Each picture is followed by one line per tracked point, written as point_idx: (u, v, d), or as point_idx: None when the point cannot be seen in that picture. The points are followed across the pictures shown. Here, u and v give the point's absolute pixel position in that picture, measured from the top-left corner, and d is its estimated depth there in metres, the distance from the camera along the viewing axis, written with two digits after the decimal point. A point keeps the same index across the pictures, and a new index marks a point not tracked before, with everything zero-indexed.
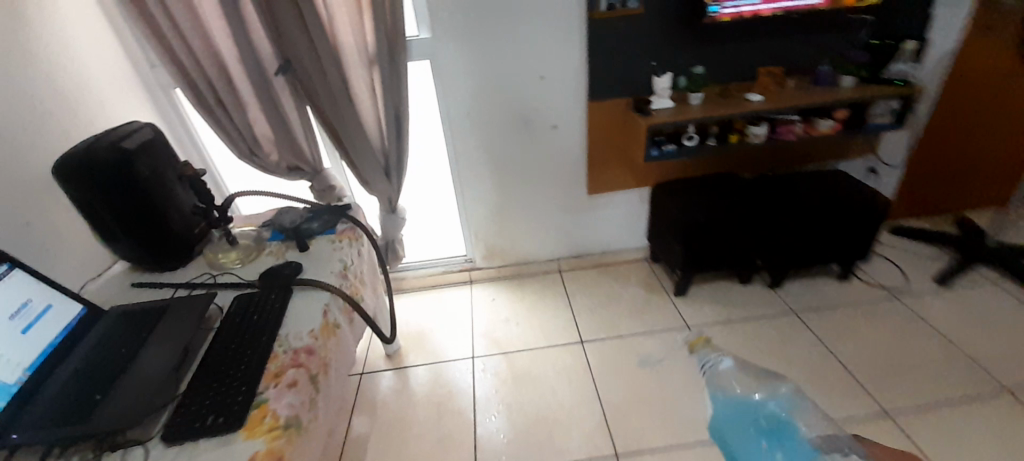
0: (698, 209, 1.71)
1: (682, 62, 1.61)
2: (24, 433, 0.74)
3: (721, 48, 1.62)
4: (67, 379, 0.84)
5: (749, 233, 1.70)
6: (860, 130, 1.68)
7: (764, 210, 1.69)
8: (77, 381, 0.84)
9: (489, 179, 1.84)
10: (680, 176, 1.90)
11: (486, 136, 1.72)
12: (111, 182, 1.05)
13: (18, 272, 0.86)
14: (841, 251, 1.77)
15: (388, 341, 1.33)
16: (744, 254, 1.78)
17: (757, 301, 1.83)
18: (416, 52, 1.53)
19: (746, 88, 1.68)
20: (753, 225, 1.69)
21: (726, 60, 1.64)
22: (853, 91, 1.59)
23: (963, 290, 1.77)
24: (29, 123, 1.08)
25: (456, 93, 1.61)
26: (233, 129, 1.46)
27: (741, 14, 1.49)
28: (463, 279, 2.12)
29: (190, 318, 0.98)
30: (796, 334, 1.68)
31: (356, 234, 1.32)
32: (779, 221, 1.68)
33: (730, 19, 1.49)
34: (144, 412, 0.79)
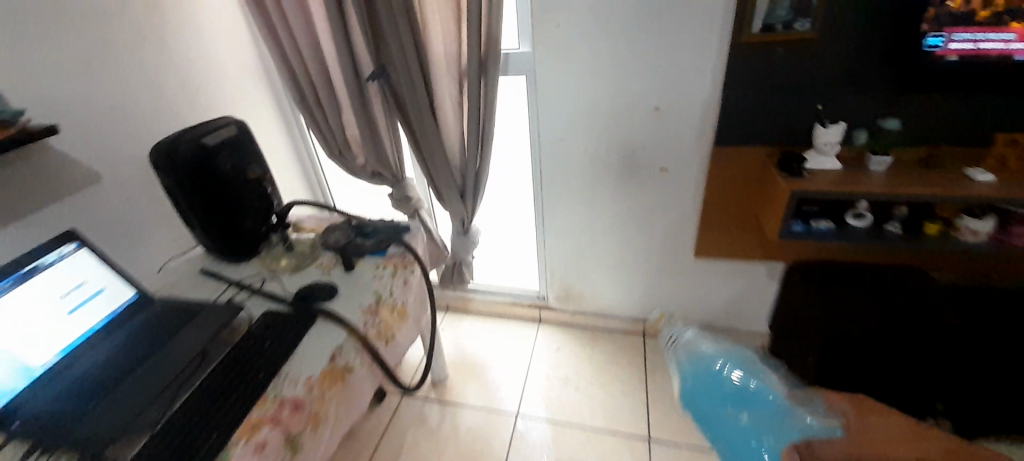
0: (849, 312, 1.24)
1: (866, 110, 1.16)
2: (23, 424, 0.77)
3: (937, 98, 1.11)
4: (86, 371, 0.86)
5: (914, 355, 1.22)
6: None
7: (956, 340, 1.17)
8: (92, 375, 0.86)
9: (577, 216, 1.59)
10: (834, 258, 1.41)
11: (581, 168, 1.48)
12: (188, 176, 1.05)
13: (83, 252, 0.92)
14: None
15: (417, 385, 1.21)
16: (906, 387, 1.27)
17: None
18: (513, 67, 1.36)
19: (971, 160, 1.15)
20: (929, 353, 1.19)
21: (944, 115, 1.13)
22: None
23: None
24: (144, 107, 1.15)
25: (553, 117, 1.40)
26: (326, 129, 1.43)
27: (977, 53, 1.03)
28: (531, 317, 1.91)
29: (209, 330, 0.96)
30: None
31: (405, 261, 1.20)
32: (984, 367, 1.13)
33: (957, 58, 1.04)
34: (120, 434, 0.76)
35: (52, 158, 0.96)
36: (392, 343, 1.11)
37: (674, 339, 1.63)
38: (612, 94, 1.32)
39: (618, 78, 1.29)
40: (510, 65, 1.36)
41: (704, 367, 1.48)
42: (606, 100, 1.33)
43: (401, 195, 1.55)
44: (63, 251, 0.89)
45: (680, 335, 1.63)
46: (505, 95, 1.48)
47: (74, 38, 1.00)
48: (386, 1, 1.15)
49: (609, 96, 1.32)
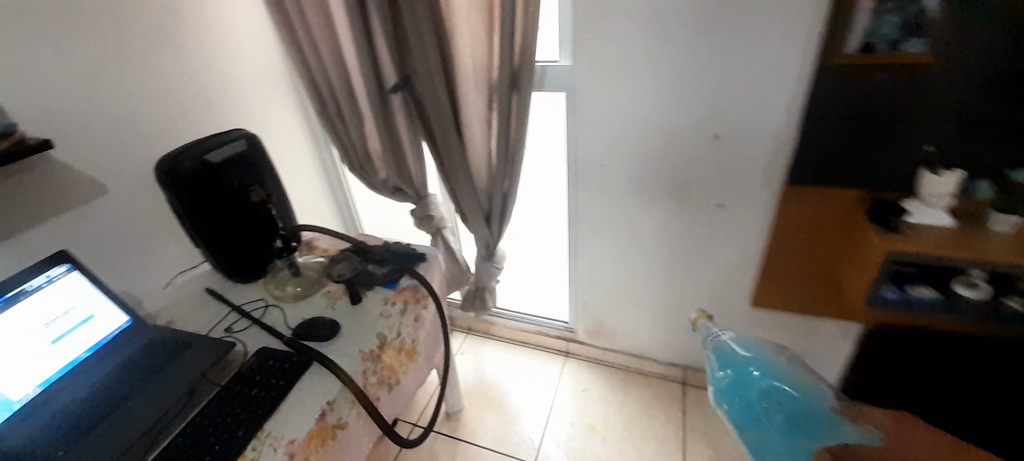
0: None
1: (991, 156, 0.92)
2: None
3: None
4: (60, 411, 0.78)
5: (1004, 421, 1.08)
6: None
7: None
8: (66, 416, 0.77)
9: (614, 249, 1.43)
10: None
11: (623, 197, 1.31)
12: (190, 197, 0.95)
13: (74, 275, 0.85)
14: None
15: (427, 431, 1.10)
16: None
17: None
18: (551, 82, 1.20)
19: None
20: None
21: None
22: None
23: None
24: (153, 115, 1.08)
25: (594, 140, 1.24)
26: (348, 141, 1.34)
27: None
28: (557, 349, 1.76)
29: (197, 367, 0.87)
30: None
31: (417, 295, 1.08)
32: None
33: None
34: None
35: (55, 172, 0.91)
36: (397, 387, 1.00)
37: (716, 336, 1.18)
38: (665, 117, 1.14)
39: (674, 100, 1.11)
40: (548, 80, 1.21)
41: (742, 369, 1.13)
42: (656, 124, 1.16)
43: (423, 213, 1.43)
44: (53, 274, 0.82)
45: (722, 334, 1.18)
46: (540, 112, 1.33)
47: (82, 45, 0.94)
48: (411, 8, 1.03)
49: (661, 119, 1.14)
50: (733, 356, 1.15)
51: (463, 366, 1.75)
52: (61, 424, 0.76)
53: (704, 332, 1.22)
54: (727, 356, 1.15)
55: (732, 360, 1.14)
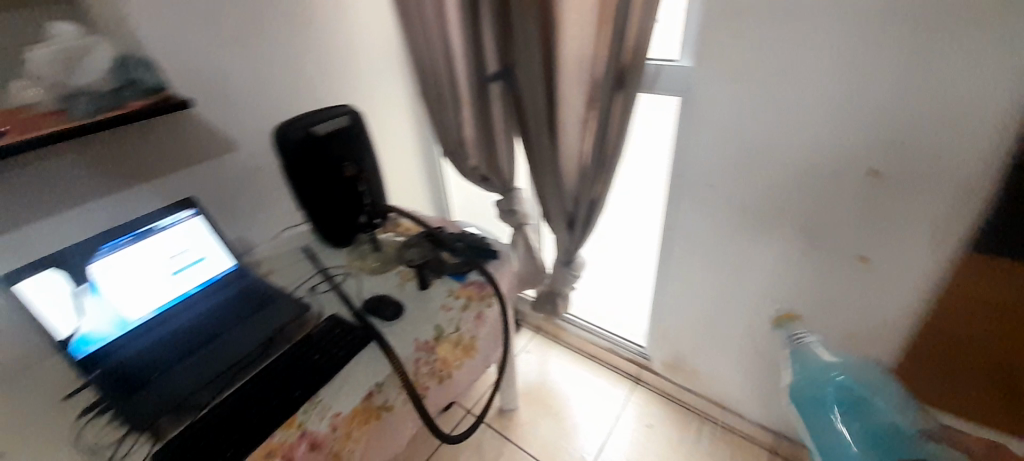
0: None
1: None
2: (102, 375, 0.83)
3: None
4: (170, 334, 0.92)
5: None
6: None
7: None
8: (173, 340, 0.91)
9: (711, 280, 1.25)
10: None
11: (733, 225, 1.13)
12: (296, 163, 1.03)
13: (197, 219, 0.99)
14: None
15: (471, 431, 1.08)
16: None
17: None
18: (664, 84, 1.06)
19: None
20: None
21: None
22: None
23: None
24: (280, 84, 1.19)
25: (707, 155, 1.08)
26: (445, 125, 1.35)
27: None
28: (627, 372, 1.63)
29: (276, 322, 0.95)
30: None
31: (482, 293, 1.05)
32: None
33: None
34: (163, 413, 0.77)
35: (196, 126, 1.05)
36: (448, 381, 0.99)
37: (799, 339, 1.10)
38: (802, 140, 0.94)
39: (819, 121, 0.90)
40: (661, 81, 1.07)
41: (821, 374, 1.05)
42: (791, 147, 0.96)
43: (507, 207, 1.39)
44: (181, 215, 0.97)
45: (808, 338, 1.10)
46: (647, 115, 1.19)
47: (233, 18, 1.06)
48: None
49: (797, 141, 0.94)
50: (814, 360, 1.07)
51: (525, 366, 1.71)
52: (167, 346, 0.89)
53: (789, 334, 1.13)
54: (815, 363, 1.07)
55: (813, 366, 1.07)
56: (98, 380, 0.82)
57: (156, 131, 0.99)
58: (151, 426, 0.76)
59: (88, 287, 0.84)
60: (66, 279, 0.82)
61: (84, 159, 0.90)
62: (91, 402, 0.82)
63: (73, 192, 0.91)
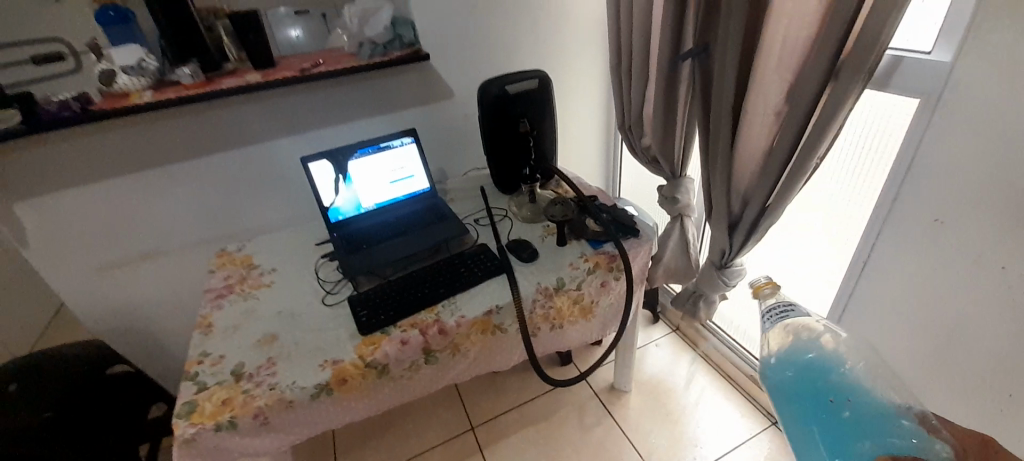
0: None
1: None
2: (337, 236, 1.23)
3: None
4: (378, 222, 1.28)
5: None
6: None
7: None
8: (378, 227, 1.26)
9: (906, 338, 0.98)
10: None
11: (959, 278, 0.86)
12: (487, 113, 1.23)
13: (413, 146, 1.31)
14: None
15: (568, 383, 1.18)
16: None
17: None
18: (901, 83, 0.85)
19: None
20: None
21: None
22: None
23: None
24: (494, 46, 1.40)
25: (942, 180, 0.84)
26: (628, 100, 1.36)
27: None
28: (767, 410, 1.39)
29: (442, 234, 1.22)
30: None
31: (611, 263, 1.10)
32: None
33: None
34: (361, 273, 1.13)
35: (428, 75, 1.36)
36: (559, 329, 1.09)
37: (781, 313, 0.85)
38: None
39: None
40: (897, 80, 0.86)
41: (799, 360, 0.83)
42: None
43: (670, 194, 1.34)
44: (404, 140, 1.30)
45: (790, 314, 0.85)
46: (869, 119, 0.97)
47: None
48: None
49: None
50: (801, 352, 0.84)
51: (650, 360, 1.60)
52: (375, 231, 1.26)
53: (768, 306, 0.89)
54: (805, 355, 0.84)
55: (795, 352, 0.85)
56: (335, 238, 1.22)
57: (403, 75, 1.33)
58: (353, 277, 1.13)
59: (344, 177, 1.23)
60: (333, 169, 1.22)
61: (357, 90, 1.31)
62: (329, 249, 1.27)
63: (347, 112, 1.33)
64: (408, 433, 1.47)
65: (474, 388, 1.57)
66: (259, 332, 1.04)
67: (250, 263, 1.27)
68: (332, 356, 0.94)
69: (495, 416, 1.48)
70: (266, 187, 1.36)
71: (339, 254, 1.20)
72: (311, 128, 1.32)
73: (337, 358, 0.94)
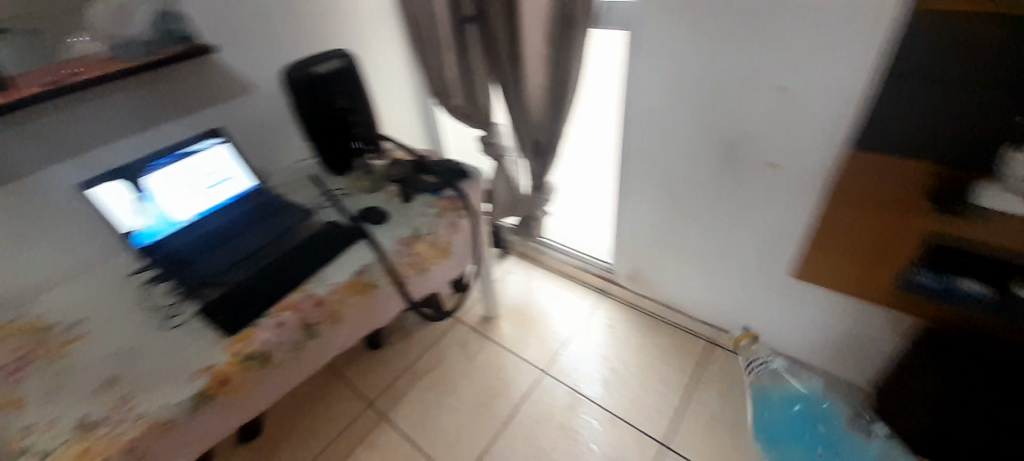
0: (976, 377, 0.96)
1: None
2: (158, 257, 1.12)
3: None
4: (206, 232, 1.19)
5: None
6: None
7: None
8: (208, 237, 1.18)
9: (658, 195, 1.38)
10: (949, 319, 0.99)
11: (670, 144, 1.26)
12: (301, 98, 1.25)
13: (225, 146, 1.26)
14: None
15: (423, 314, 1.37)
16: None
17: None
18: (610, 19, 1.21)
19: None
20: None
21: None
22: None
23: None
24: (287, 31, 1.40)
25: (644, 81, 1.21)
26: (430, 68, 1.53)
27: None
28: (596, 288, 1.75)
29: (287, 223, 1.21)
30: None
31: (455, 205, 1.27)
32: None
33: None
34: (205, 283, 1.06)
35: (219, 70, 1.29)
36: (425, 273, 1.21)
37: (761, 365, 1.36)
38: (722, 64, 1.06)
39: (735, 40, 1.02)
40: (607, 18, 1.22)
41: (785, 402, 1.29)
42: (714, 68, 1.08)
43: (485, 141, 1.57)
44: (210, 142, 1.24)
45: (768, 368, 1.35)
46: (602, 49, 1.33)
47: None
48: None
49: (714, 63, 1.07)
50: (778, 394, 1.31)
51: (509, 288, 1.82)
52: (205, 242, 1.17)
53: (748, 359, 1.39)
54: (783, 388, 1.31)
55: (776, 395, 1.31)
56: (157, 259, 1.13)
57: (190, 72, 1.23)
58: (195, 292, 1.05)
59: (142, 196, 1.12)
60: (129, 189, 1.11)
61: (133, 96, 1.16)
62: (151, 275, 1.12)
63: (126, 124, 1.17)
64: (306, 437, 1.42)
65: (363, 372, 1.57)
66: (92, 380, 0.91)
67: (44, 324, 1.05)
68: (199, 366, 0.90)
69: (390, 385, 1.53)
70: (33, 232, 1.11)
71: (169, 274, 1.09)
72: (81, 151, 1.12)
73: (208, 366, 0.90)
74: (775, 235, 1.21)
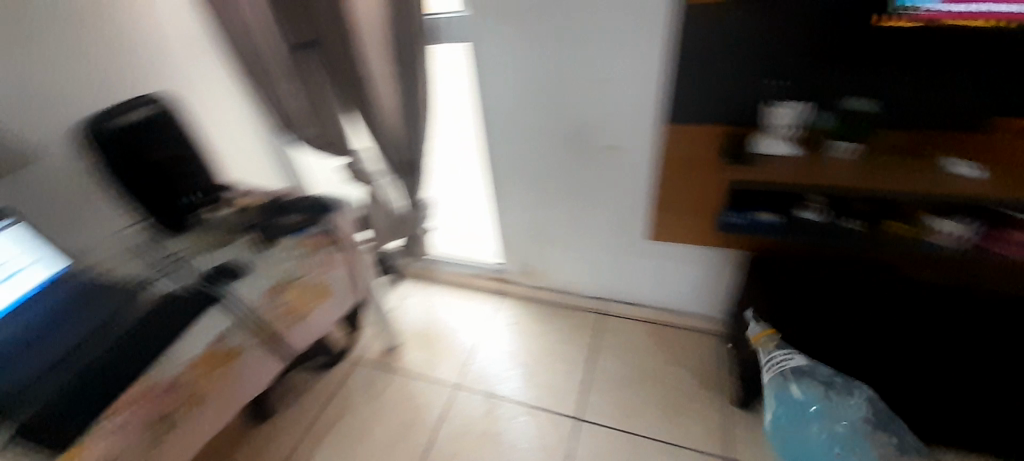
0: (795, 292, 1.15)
1: (814, 88, 0.99)
2: None
3: (901, 73, 0.93)
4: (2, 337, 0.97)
5: (905, 360, 1.05)
6: None
7: (893, 326, 1.07)
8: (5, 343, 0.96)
9: (527, 192, 1.46)
10: (762, 246, 1.22)
11: (527, 143, 1.35)
12: (112, 154, 1.09)
13: (17, 227, 1.04)
14: None
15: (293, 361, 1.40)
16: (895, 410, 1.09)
17: None
18: (446, 35, 1.26)
19: (939, 145, 0.97)
20: (947, 376, 1.04)
21: (906, 98, 0.95)
22: None
23: None
24: (73, 82, 1.18)
25: (490, 89, 1.28)
26: (268, 103, 1.42)
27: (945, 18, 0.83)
28: (493, 289, 1.78)
29: (117, 302, 1.03)
30: None
31: (325, 240, 1.18)
32: (919, 366, 1.05)
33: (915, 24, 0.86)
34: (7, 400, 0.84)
35: None
36: (302, 320, 1.15)
37: (782, 363, 1.08)
38: (552, 65, 1.17)
39: (559, 40, 1.13)
40: (443, 34, 1.26)
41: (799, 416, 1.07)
42: (547, 69, 1.18)
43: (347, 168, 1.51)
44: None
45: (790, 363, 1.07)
46: (446, 62, 1.37)
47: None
48: None
49: (545, 64, 1.17)
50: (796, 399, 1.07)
51: (406, 313, 1.75)
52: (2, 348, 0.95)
53: (765, 354, 1.12)
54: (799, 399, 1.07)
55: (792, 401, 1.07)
56: None
57: None
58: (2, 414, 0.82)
59: None
60: None
61: None
62: None
63: None
64: None
65: (254, 449, 1.38)
66: None
67: None
68: None
69: (291, 453, 1.37)
70: None
71: None
72: None
73: None
74: (627, 208, 1.37)
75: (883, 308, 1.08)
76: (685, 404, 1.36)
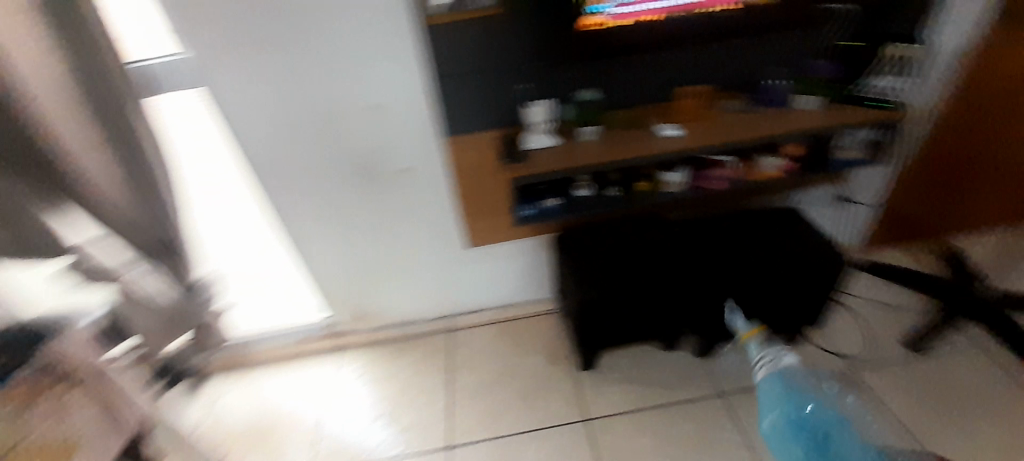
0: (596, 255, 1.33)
1: (557, 84, 1.12)
2: None
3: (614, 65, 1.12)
4: None
5: (688, 293, 1.26)
6: (817, 173, 1.26)
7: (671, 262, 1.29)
8: None
9: (330, 236, 1.33)
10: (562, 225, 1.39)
11: (312, 185, 1.22)
12: None
13: None
14: (784, 318, 1.39)
15: None
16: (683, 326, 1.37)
17: (674, 381, 1.43)
18: (170, 83, 1.05)
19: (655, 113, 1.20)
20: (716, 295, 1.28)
21: (621, 82, 1.16)
22: (789, 129, 1.15)
23: (938, 359, 1.40)
24: None
25: (248, 136, 1.11)
26: None
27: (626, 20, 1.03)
28: (327, 348, 1.58)
29: None
30: (717, 432, 1.31)
31: (41, 386, 1.00)
32: (696, 294, 1.27)
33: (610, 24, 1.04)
34: None
35: None
36: None
37: (772, 360, 1.16)
38: (312, 99, 1.08)
39: (305, 73, 1.04)
40: (164, 82, 1.05)
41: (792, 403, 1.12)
42: (308, 104, 1.08)
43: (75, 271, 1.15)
44: None
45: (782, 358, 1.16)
46: (177, 113, 1.12)
47: None
48: None
49: (304, 99, 1.07)
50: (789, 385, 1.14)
51: (225, 415, 1.43)
52: None
53: (758, 350, 1.20)
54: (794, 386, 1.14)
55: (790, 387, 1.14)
56: None
57: None
58: None
59: None
60: None
61: None
62: None
63: None
64: None
65: None
66: None
67: None
68: None
69: None
70: None
71: None
72: None
73: None
74: (437, 225, 1.36)
75: (657, 249, 1.32)
76: (543, 386, 1.44)
